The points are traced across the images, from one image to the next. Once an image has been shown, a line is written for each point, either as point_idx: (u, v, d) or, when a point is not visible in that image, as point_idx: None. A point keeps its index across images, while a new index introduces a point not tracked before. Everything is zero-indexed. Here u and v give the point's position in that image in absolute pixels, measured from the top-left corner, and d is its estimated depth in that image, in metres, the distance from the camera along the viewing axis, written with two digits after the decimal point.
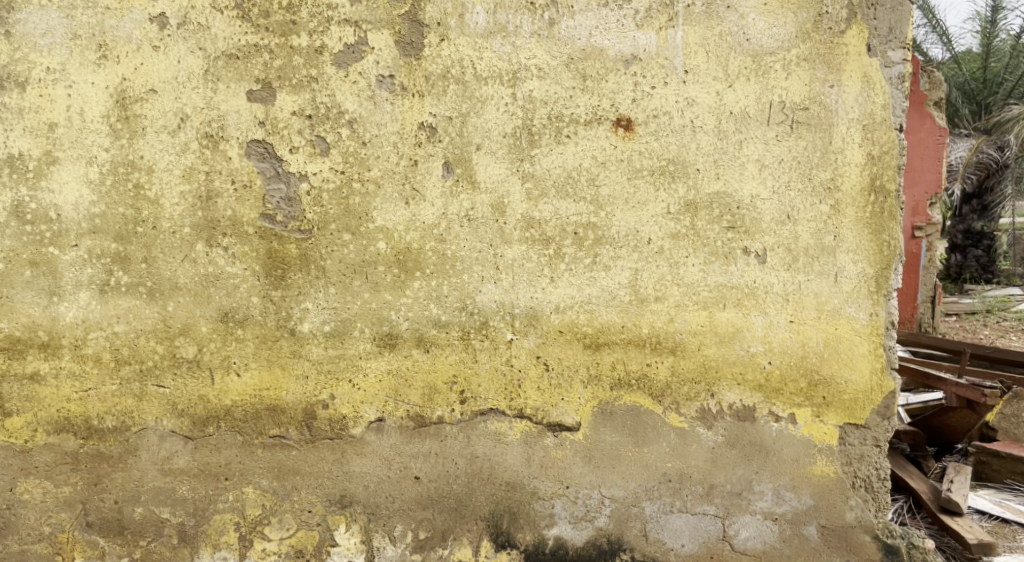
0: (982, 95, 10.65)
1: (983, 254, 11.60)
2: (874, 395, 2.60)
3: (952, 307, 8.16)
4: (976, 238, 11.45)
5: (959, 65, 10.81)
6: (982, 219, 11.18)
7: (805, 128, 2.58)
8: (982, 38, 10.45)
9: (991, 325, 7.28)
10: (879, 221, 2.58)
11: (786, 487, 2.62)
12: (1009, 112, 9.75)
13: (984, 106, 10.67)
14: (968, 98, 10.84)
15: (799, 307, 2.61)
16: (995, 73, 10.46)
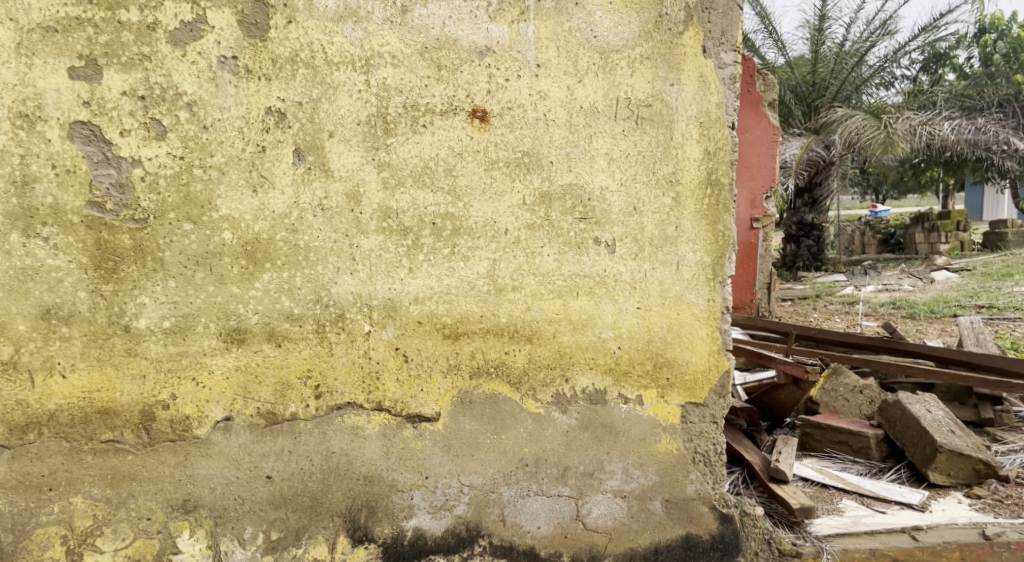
0: (811, 97, 11.47)
1: (814, 243, 12.69)
2: (712, 374, 2.81)
3: (787, 292, 8.91)
4: (807, 229, 12.60)
5: (792, 68, 11.40)
6: (813, 211, 12.38)
7: (650, 124, 2.72)
8: (811, 45, 11.25)
9: (820, 308, 7.97)
10: (714, 213, 2.77)
11: (633, 465, 2.76)
12: (835, 113, 10.74)
13: (812, 107, 11.53)
14: (799, 99, 11.60)
15: (645, 294, 2.76)
16: (824, 77, 11.30)
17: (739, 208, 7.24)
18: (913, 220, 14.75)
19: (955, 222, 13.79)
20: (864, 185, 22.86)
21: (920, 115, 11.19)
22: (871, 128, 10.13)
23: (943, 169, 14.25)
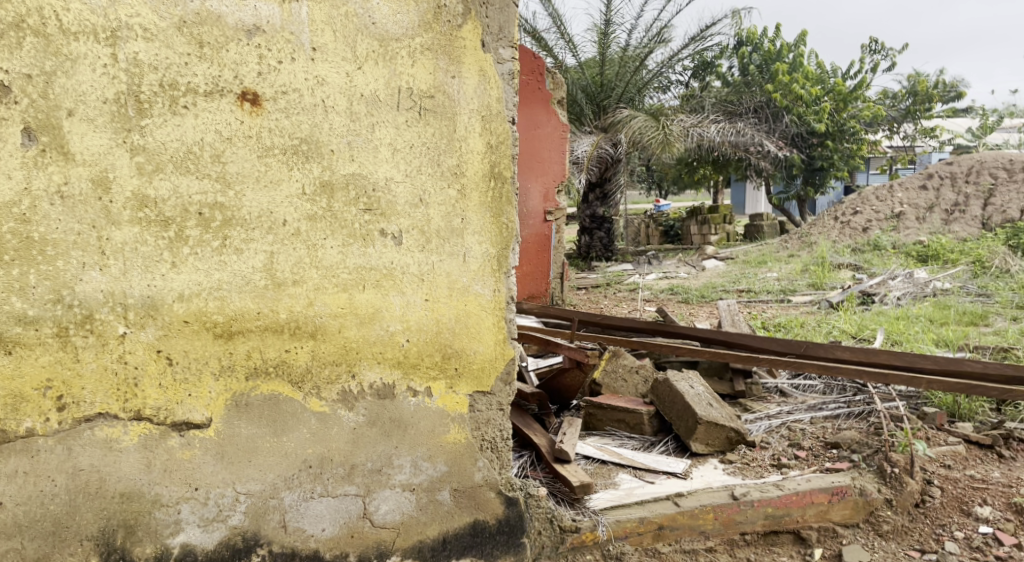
0: (600, 97, 12.09)
1: (605, 235, 13.46)
2: (498, 362, 2.88)
3: (581, 281, 9.41)
4: (598, 221, 13.36)
5: (582, 70, 11.93)
6: (604, 205, 13.19)
7: (433, 115, 2.71)
8: (598, 47, 11.73)
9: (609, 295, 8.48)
10: (498, 204, 2.84)
11: (422, 457, 2.75)
12: (621, 114, 11.58)
13: (601, 107, 12.17)
14: (590, 99, 12.19)
15: (433, 286, 2.76)
16: (609, 79, 11.89)
17: (527, 205, 6.54)
18: (688, 214, 16.17)
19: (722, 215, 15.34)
20: (649, 181, 24.80)
21: (692, 118, 12.31)
22: (652, 129, 11.11)
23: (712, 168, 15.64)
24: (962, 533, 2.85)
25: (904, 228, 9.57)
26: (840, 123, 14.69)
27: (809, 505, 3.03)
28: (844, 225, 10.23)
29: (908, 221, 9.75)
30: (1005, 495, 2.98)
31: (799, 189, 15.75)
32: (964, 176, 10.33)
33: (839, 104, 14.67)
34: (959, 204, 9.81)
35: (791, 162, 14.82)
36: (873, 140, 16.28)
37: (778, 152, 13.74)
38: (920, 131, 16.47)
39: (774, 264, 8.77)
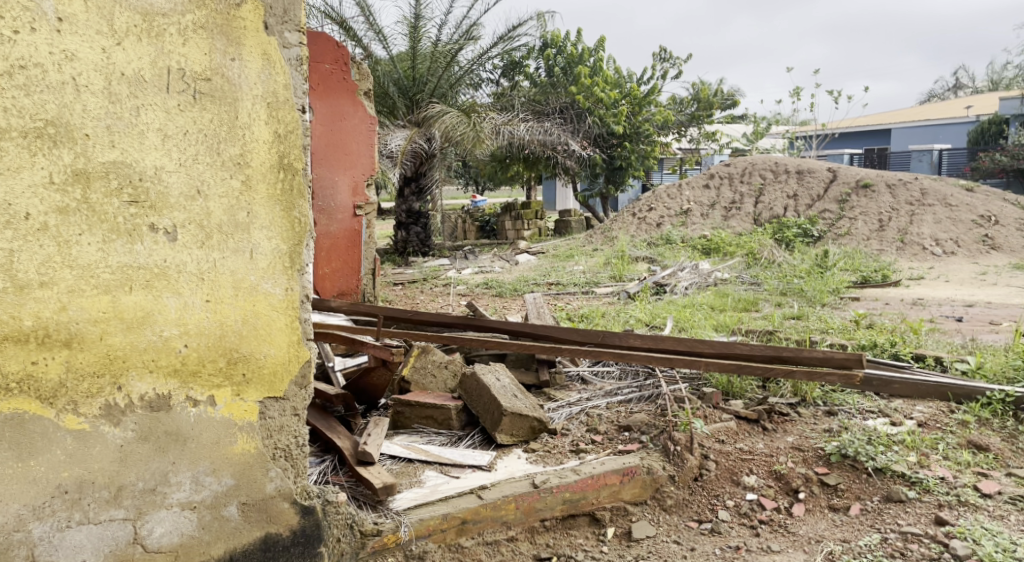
0: (412, 91, 11.96)
1: (421, 230, 13.33)
2: (292, 364, 2.72)
3: (397, 277, 9.30)
4: (415, 217, 13.19)
5: (393, 63, 11.73)
6: (419, 199, 13.13)
7: (210, 100, 2.49)
8: (409, 40, 11.59)
9: (424, 288, 8.44)
10: (289, 198, 2.68)
11: (204, 472, 2.53)
12: (432, 109, 11.47)
13: (414, 101, 12.06)
14: (402, 92, 12.03)
15: (215, 285, 2.54)
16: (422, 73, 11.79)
17: (327, 200, 6.14)
18: (503, 209, 16.55)
19: (534, 211, 15.90)
20: (465, 175, 25.06)
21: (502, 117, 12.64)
22: (463, 126, 11.06)
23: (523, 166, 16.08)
24: (732, 501, 3.14)
25: (691, 223, 10.45)
26: (636, 126, 15.60)
27: (603, 487, 3.19)
28: (640, 221, 10.97)
29: (694, 217, 10.65)
30: (768, 464, 3.29)
31: (602, 186, 16.32)
32: (739, 177, 11.37)
33: (635, 107, 15.51)
34: (736, 202, 10.87)
35: (594, 161, 15.60)
36: (665, 142, 17.51)
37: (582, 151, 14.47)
38: (704, 135, 17.89)
39: (579, 258, 9.23)
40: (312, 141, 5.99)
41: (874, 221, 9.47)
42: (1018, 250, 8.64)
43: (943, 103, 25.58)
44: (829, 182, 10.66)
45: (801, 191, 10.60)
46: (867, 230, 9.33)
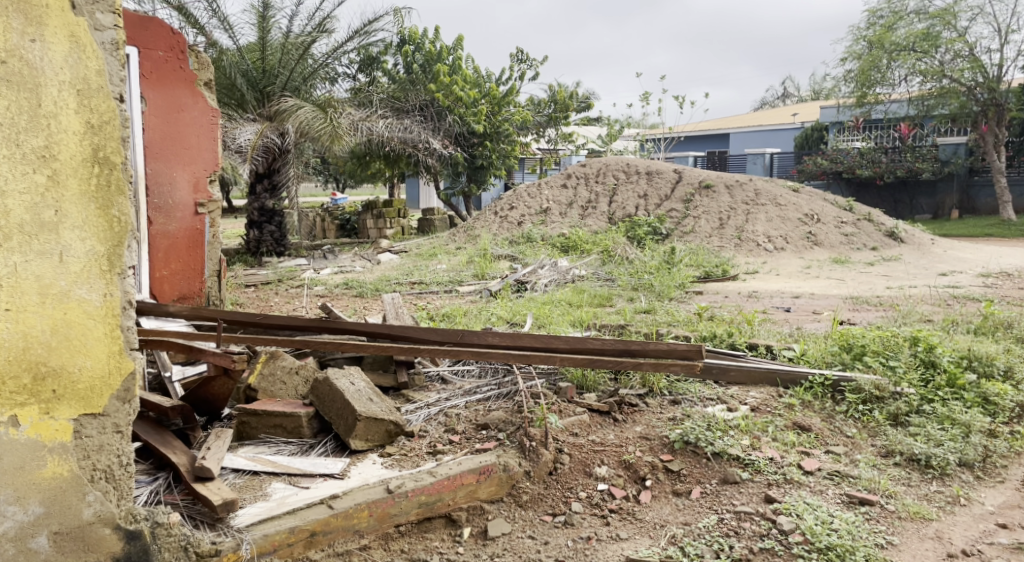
0: (262, 83, 11.38)
1: (276, 229, 12.49)
2: (113, 378, 2.45)
3: (250, 278, 8.80)
4: (269, 214, 12.36)
5: (241, 53, 11.06)
6: (273, 197, 12.33)
7: (5, 85, 2.22)
8: (258, 30, 11.02)
9: (279, 290, 8.04)
10: (105, 195, 2.42)
11: (6, 501, 2.26)
12: (285, 103, 11.15)
13: (265, 94, 11.49)
14: (251, 85, 11.41)
15: (15, 293, 2.27)
16: (272, 65, 11.25)
17: (160, 196, 5.65)
18: (364, 207, 16.15)
19: (396, 209, 15.74)
20: (324, 173, 24.22)
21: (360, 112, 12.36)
22: (321, 120, 10.88)
23: (383, 163, 15.72)
24: (585, 493, 3.17)
25: (550, 222, 10.67)
26: (495, 125, 15.78)
27: (460, 487, 3.13)
28: (502, 219, 11.09)
29: (553, 215, 10.89)
30: (617, 454, 3.36)
31: (464, 185, 16.35)
32: (594, 177, 11.72)
33: (494, 107, 15.71)
34: (591, 201, 11.18)
35: (455, 160, 15.45)
36: (524, 142, 17.67)
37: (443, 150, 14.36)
38: (561, 136, 18.20)
39: (442, 257, 9.16)
40: (143, 132, 5.51)
41: (715, 219, 10.01)
42: (836, 245, 9.43)
43: (778, 110, 27.78)
44: (675, 183, 11.11)
45: (651, 191, 11.02)
46: (709, 227, 9.90)
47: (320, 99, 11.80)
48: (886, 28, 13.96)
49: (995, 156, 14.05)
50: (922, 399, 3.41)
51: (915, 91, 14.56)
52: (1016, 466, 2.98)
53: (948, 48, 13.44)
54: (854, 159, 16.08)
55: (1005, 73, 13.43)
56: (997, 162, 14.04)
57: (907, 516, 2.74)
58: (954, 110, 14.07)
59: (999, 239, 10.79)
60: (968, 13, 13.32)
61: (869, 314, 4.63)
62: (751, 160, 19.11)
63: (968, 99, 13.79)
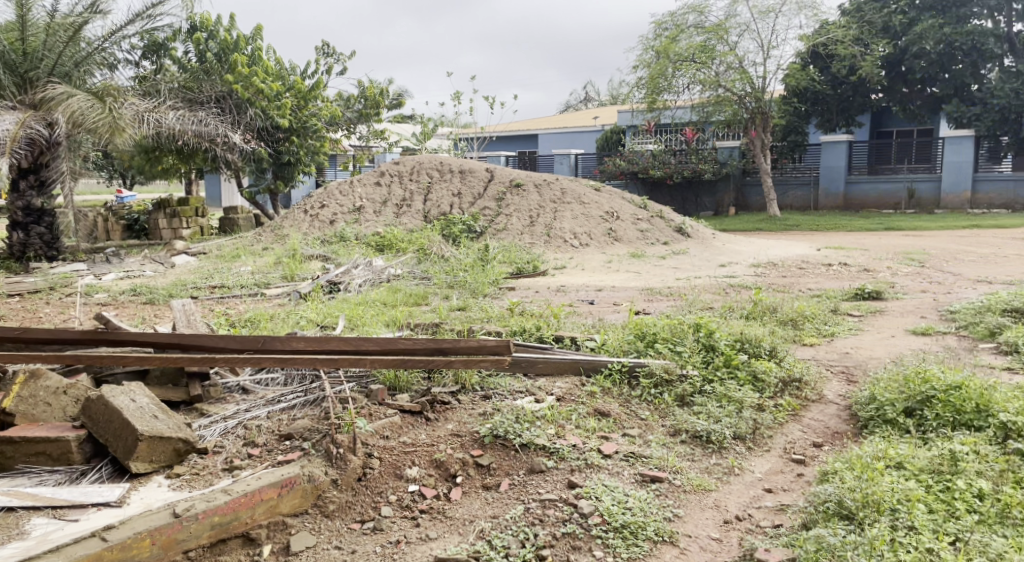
0: (23, 67, 10.09)
1: (47, 231, 11.07)
2: None
3: (12, 287, 7.70)
4: (35, 215, 10.94)
5: None
6: (41, 195, 10.95)
7: None
8: (15, 7, 9.79)
9: (50, 299, 7.13)
10: None
11: None
12: (53, 90, 9.94)
13: (27, 78, 10.16)
14: (8, 68, 10.07)
15: None
16: (35, 48, 10.07)
17: None
18: (155, 206, 14.77)
19: (194, 208, 14.61)
20: (108, 167, 21.88)
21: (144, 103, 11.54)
22: (96, 110, 9.81)
23: (175, 159, 14.44)
24: (395, 496, 2.92)
25: (363, 221, 10.42)
26: (302, 120, 14.41)
27: (257, 504, 2.79)
28: (312, 218, 10.65)
29: (367, 213, 10.65)
30: (429, 453, 3.14)
31: (270, 182, 14.62)
32: (408, 176, 11.54)
33: (299, 100, 14.29)
34: (405, 199, 11.03)
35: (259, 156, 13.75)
36: (336, 138, 16.41)
37: (242, 145, 13.29)
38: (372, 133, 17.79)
39: (246, 258, 8.63)
40: None
41: (526, 217, 10.31)
42: (633, 241, 10.11)
43: (586, 113, 29.34)
44: (488, 181, 11.28)
45: (464, 190, 11.11)
46: (520, 225, 10.13)
47: (96, 86, 10.58)
48: (669, 39, 14.96)
49: (762, 158, 15.76)
50: (704, 379, 3.71)
51: (696, 99, 15.99)
52: (778, 435, 3.33)
53: (721, 61, 14.85)
54: (648, 160, 17.26)
55: (768, 85, 15.15)
56: (764, 163, 15.78)
57: (691, 488, 2.98)
58: (729, 116, 15.61)
59: (767, 233, 12.24)
60: (736, 29, 14.79)
61: (661, 304, 5.00)
62: (559, 160, 19.95)
63: (739, 107, 15.40)
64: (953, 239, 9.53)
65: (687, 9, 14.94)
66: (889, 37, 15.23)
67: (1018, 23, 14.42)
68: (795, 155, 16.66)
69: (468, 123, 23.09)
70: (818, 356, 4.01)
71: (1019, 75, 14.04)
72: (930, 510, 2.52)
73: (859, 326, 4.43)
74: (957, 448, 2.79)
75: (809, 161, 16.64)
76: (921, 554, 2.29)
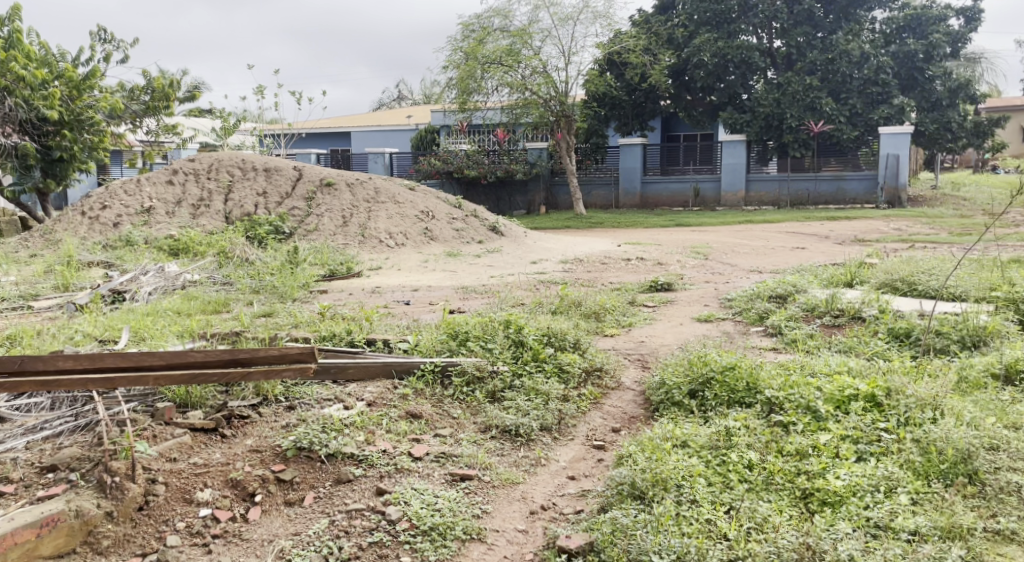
0: None
1: None
2: None
3: None
4: None
5: None
6: None
7: None
8: None
9: None
10: None
11: None
12: None
13: None
14: None
15: None
16: None
17: None
18: None
19: None
20: None
21: None
22: None
23: None
24: (183, 523, 2.67)
25: (154, 223, 9.53)
26: (75, 113, 12.55)
27: (9, 549, 2.43)
28: (92, 221, 9.56)
29: (157, 215, 9.74)
30: (224, 473, 2.92)
31: (38, 181, 12.76)
32: (205, 173, 10.77)
33: (72, 91, 12.38)
34: (203, 198, 10.23)
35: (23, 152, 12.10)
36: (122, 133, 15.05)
37: None
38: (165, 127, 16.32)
39: (9, 267, 7.57)
40: None
41: (338, 216, 10.01)
42: (449, 240, 10.20)
43: (404, 113, 29.18)
44: (296, 180, 10.80)
45: (270, 188, 10.53)
46: (332, 225, 9.81)
47: None
48: (477, 42, 15.33)
49: (567, 160, 16.62)
50: (514, 374, 3.80)
51: (504, 102, 16.41)
52: (581, 424, 3.49)
53: (527, 65, 15.33)
54: (463, 160, 17.24)
55: (570, 89, 15.94)
56: (569, 163, 16.62)
57: (499, 483, 3.00)
58: (536, 118, 16.25)
59: (576, 230, 12.92)
60: (539, 35, 15.41)
61: (475, 302, 5.06)
62: (373, 160, 19.07)
63: (545, 110, 16.06)
64: (732, 233, 10.61)
65: (492, 12, 15.47)
66: (673, 48, 16.68)
67: (775, 41, 16.32)
68: (597, 156, 17.78)
69: (275, 119, 21.88)
70: (617, 346, 4.26)
71: (778, 87, 15.85)
72: (709, 483, 2.74)
73: (653, 316, 4.77)
74: (730, 424, 3.08)
75: (610, 162, 17.69)
76: (700, 525, 2.48)
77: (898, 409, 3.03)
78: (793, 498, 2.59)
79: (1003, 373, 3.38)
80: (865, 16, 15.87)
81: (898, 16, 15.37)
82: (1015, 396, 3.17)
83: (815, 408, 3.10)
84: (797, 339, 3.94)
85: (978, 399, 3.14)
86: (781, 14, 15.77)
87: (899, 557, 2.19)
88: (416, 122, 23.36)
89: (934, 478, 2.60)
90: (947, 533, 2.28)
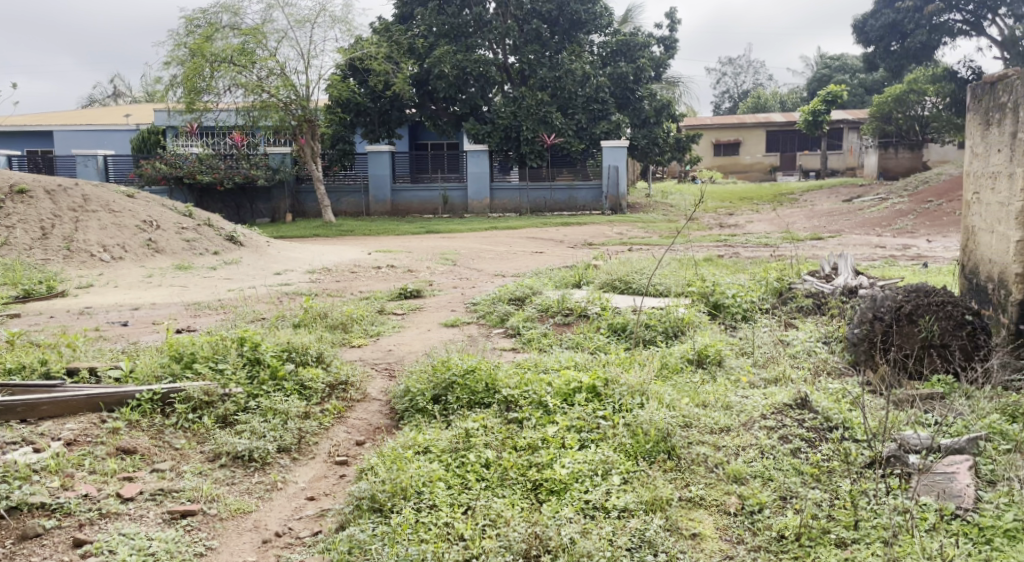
0: None
1: None
2: None
3: None
4: None
5: None
6: None
7: None
8: None
9: None
10: None
11: None
12: None
13: None
14: None
15: None
16: None
17: None
18: None
19: None
20: None
21: None
22: None
23: None
24: None
25: None
26: None
27: None
28: None
29: None
30: None
31: None
32: None
33: None
34: None
35: None
36: None
37: None
38: None
39: None
40: None
41: (35, 229, 8.72)
42: (178, 252, 9.34)
43: (129, 112, 26.24)
44: None
45: None
46: (27, 238, 8.52)
47: None
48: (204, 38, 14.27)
49: (313, 166, 16.16)
50: (249, 396, 3.55)
51: (240, 103, 15.47)
52: (323, 441, 3.34)
53: (262, 65, 14.62)
54: (193, 164, 15.90)
55: (312, 94, 15.44)
56: (314, 170, 16.16)
57: (228, 515, 2.76)
58: (275, 122, 15.32)
59: (324, 238, 12.60)
60: (274, 35, 14.74)
61: (208, 319, 4.68)
62: (82, 163, 16.70)
63: (285, 114, 15.25)
64: (478, 239, 11.08)
65: (219, 8, 14.53)
66: (414, 58, 16.94)
67: (509, 57, 17.35)
68: (344, 163, 17.48)
69: None
70: (364, 356, 4.18)
71: (514, 100, 16.87)
72: (448, 486, 2.76)
73: (401, 323, 4.77)
74: (470, 426, 3.16)
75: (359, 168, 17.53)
76: (438, 529, 2.48)
77: (613, 397, 3.33)
78: (524, 491, 2.71)
79: (695, 358, 3.87)
80: (584, 38, 17.49)
81: (611, 41, 17.21)
82: (704, 378, 3.65)
83: (546, 403, 3.30)
84: (532, 338, 4.18)
85: (676, 383, 3.56)
86: (511, 33, 16.79)
87: (611, 534, 2.38)
88: (138, 123, 21.09)
89: (641, 457, 2.89)
90: (650, 506, 2.54)
